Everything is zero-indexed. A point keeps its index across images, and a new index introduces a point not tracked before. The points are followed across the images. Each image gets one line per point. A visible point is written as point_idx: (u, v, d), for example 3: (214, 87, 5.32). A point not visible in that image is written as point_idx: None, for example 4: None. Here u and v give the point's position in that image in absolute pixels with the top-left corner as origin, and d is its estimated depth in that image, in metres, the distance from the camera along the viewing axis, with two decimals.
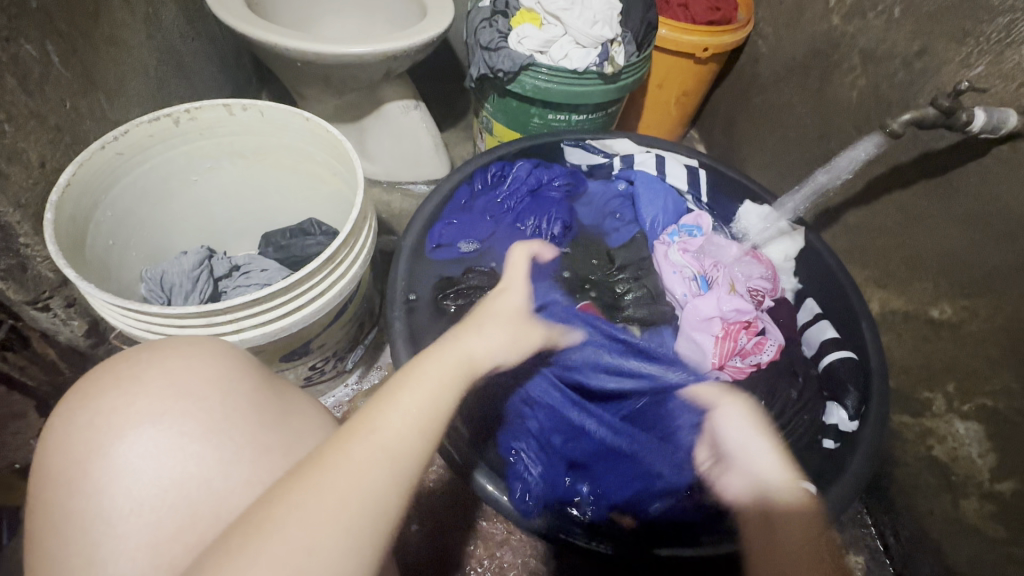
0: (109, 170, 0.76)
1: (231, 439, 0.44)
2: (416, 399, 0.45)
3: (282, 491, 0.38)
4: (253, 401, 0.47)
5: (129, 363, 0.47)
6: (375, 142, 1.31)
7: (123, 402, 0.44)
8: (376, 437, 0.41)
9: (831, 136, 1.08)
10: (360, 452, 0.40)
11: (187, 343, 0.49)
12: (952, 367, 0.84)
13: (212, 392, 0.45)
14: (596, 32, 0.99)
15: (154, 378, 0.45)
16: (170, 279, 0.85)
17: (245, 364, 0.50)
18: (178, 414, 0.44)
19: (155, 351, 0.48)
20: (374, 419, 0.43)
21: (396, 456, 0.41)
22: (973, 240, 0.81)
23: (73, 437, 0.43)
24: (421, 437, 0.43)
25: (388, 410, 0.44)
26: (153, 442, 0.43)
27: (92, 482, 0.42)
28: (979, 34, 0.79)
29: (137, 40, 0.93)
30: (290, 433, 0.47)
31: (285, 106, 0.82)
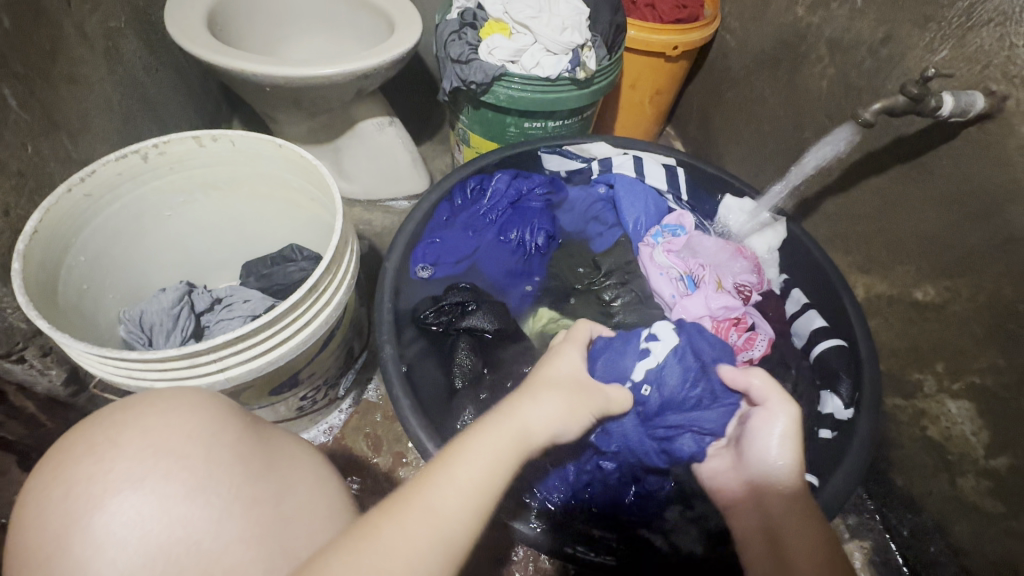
0: (77, 212, 0.73)
1: (216, 497, 0.42)
2: (469, 472, 0.46)
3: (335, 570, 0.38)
4: (237, 452, 0.45)
5: (102, 428, 0.45)
6: (352, 161, 1.30)
7: (100, 469, 0.42)
8: (429, 513, 0.42)
9: (804, 126, 1.09)
10: (415, 532, 0.41)
11: (162, 397, 0.47)
12: (940, 348, 0.85)
13: (194, 448, 0.44)
14: (566, 39, 0.98)
15: (130, 440, 0.43)
16: (149, 319, 0.83)
17: (226, 413, 0.48)
18: (159, 476, 0.42)
19: (128, 410, 0.46)
20: (428, 491, 0.44)
21: (450, 536, 0.42)
22: (949, 221, 0.83)
23: (50, 512, 0.41)
24: (470, 519, 0.43)
25: (442, 480, 0.45)
26: (134, 509, 0.41)
27: (71, 558, 0.39)
28: (941, 19, 0.80)
29: (99, 75, 0.91)
30: (277, 484, 0.46)
31: (256, 134, 0.80)
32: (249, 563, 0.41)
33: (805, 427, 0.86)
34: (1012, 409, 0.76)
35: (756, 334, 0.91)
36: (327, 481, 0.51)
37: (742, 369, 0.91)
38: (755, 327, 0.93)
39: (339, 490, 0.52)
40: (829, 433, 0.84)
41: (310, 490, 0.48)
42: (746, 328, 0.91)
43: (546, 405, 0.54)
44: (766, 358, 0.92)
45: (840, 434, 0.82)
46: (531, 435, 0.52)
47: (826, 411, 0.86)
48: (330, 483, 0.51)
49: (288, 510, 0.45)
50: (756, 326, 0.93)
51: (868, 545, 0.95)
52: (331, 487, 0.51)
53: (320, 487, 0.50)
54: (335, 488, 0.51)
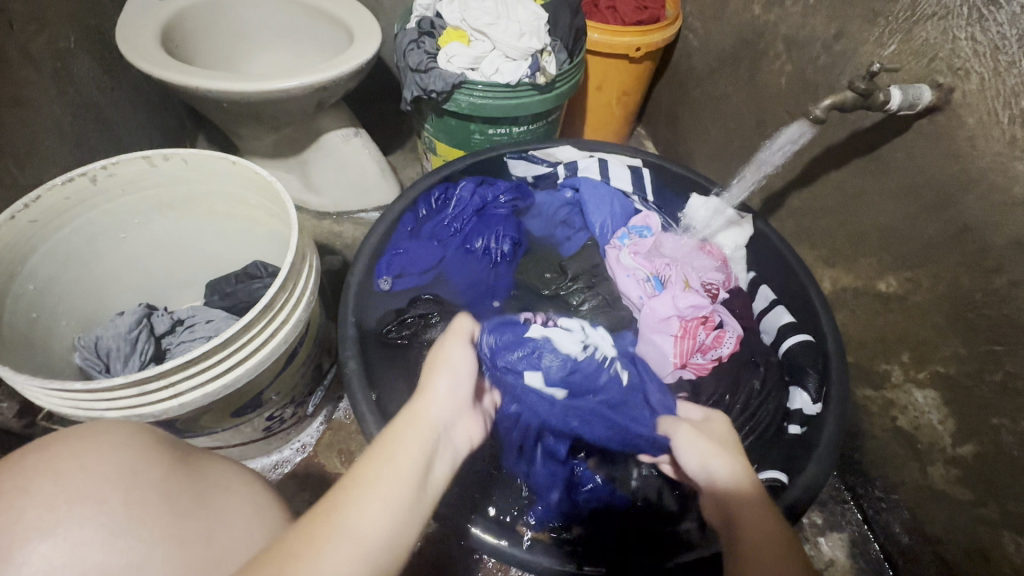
0: (21, 241, 0.72)
1: (138, 539, 0.41)
2: (381, 477, 0.45)
3: None
4: (162, 491, 0.44)
5: (16, 472, 0.43)
6: (320, 174, 1.28)
7: (8, 519, 0.40)
8: (341, 523, 0.41)
9: (767, 122, 1.10)
10: (333, 546, 0.39)
11: (85, 436, 0.46)
12: (904, 338, 0.86)
13: (112, 490, 0.43)
14: (524, 44, 0.99)
15: (44, 486, 0.42)
16: (105, 346, 0.81)
17: (153, 448, 0.47)
18: (74, 523, 0.41)
19: (45, 453, 0.44)
20: (339, 500, 0.43)
21: (371, 544, 0.41)
22: (907, 212, 0.83)
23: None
24: (389, 527, 0.42)
25: (354, 492, 0.43)
26: (48, 559, 0.39)
27: None
28: (888, 13, 0.81)
29: (47, 98, 0.89)
30: (207, 519, 0.45)
31: (208, 152, 0.79)
32: None
33: (775, 424, 0.86)
34: (975, 397, 0.77)
35: (724, 333, 0.91)
36: (268, 509, 0.50)
37: (711, 368, 0.91)
38: (723, 325, 0.93)
39: (282, 519, 0.51)
40: (798, 428, 0.83)
41: (248, 521, 0.47)
42: (714, 326, 0.91)
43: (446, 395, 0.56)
44: (736, 355, 0.92)
45: (808, 429, 0.82)
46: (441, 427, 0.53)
47: (795, 407, 0.85)
48: (272, 511, 0.50)
49: (220, 546, 0.44)
50: (724, 324, 0.94)
51: (846, 537, 0.95)
52: (273, 515, 0.50)
53: (260, 516, 0.48)
54: (277, 518, 0.50)
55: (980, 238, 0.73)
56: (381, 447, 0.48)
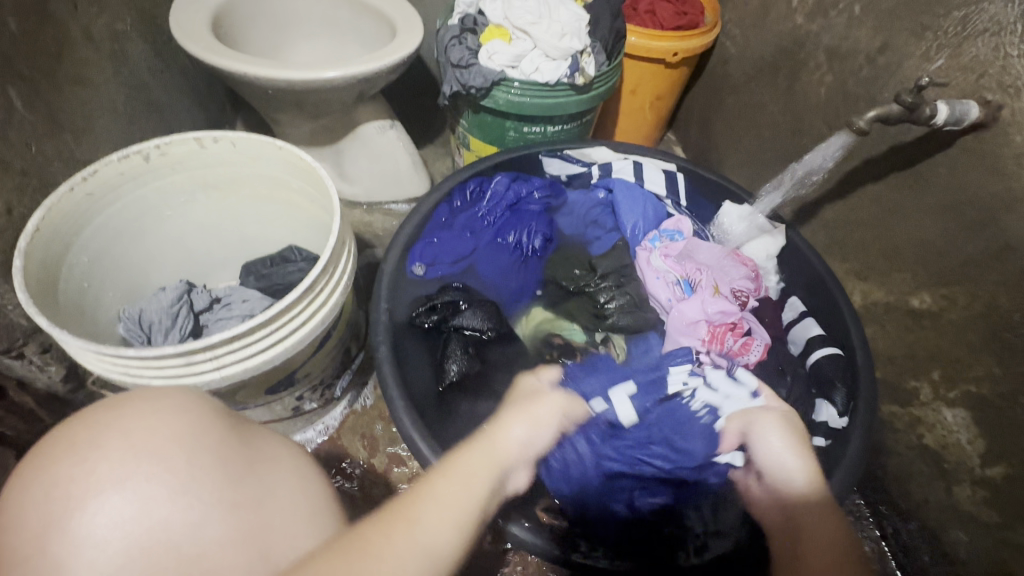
0: (78, 212, 0.75)
1: (198, 499, 0.44)
2: (456, 494, 0.48)
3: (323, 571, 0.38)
4: (219, 455, 0.47)
5: (87, 428, 0.46)
6: (353, 164, 1.31)
7: (83, 470, 0.43)
8: (416, 530, 0.43)
9: (803, 133, 1.10)
10: (405, 550, 0.41)
11: (148, 398, 0.49)
12: (936, 355, 0.85)
13: (176, 452, 0.45)
14: (565, 44, 1.00)
15: (113, 441, 0.45)
16: (148, 318, 0.84)
17: (210, 415, 0.50)
18: (141, 477, 0.44)
19: (112, 411, 0.47)
20: (416, 510, 0.44)
21: (436, 556, 0.42)
22: (946, 229, 0.83)
23: (30, 512, 0.42)
24: (454, 536, 0.44)
25: (430, 501, 0.46)
26: (115, 508, 0.42)
27: (51, 558, 0.41)
28: (937, 27, 0.80)
29: (104, 77, 0.92)
30: (257, 486, 0.47)
31: (257, 136, 0.81)
32: (228, 565, 0.42)
33: None
34: (1009, 419, 0.76)
35: (751, 340, 0.91)
36: (311, 482, 0.52)
37: None
38: (751, 333, 0.93)
39: (324, 492, 0.53)
40: (822, 441, 0.83)
41: (293, 493, 0.49)
42: (742, 333, 0.91)
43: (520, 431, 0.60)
44: (761, 364, 0.93)
45: (833, 442, 0.81)
46: (505, 459, 0.56)
47: (820, 420, 0.85)
48: (313, 484, 0.52)
49: (270, 513, 0.46)
50: (753, 332, 0.93)
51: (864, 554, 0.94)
52: (313, 487, 0.52)
53: (303, 486, 0.51)
54: (319, 490, 0.52)
55: (1022, 257, 0.73)
56: (454, 467, 0.51)
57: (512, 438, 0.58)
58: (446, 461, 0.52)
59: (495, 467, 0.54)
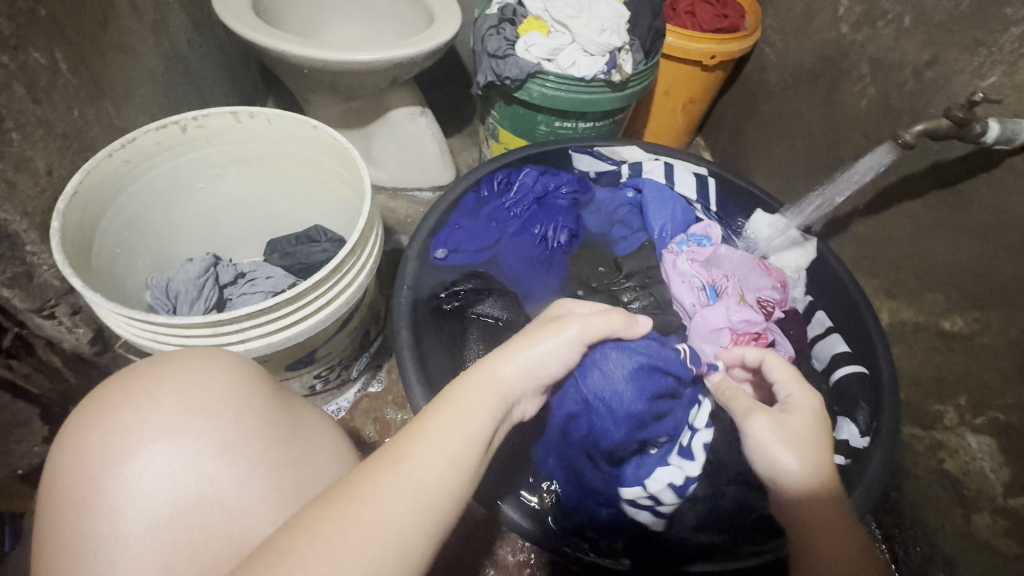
0: (115, 177, 0.76)
1: (243, 458, 0.44)
2: (451, 433, 0.44)
3: (307, 524, 0.37)
4: (264, 416, 0.47)
5: (138, 378, 0.47)
6: (381, 148, 1.31)
7: (136, 419, 0.44)
8: (405, 471, 0.41)
9: (840, 144, 1.08)
10: (394, 491, 0.39)
11: (195, 356, 0.49)
12: (964, 380, 0.83)
13: (224, 409, 0.46)
14: (604, 40, 0.98)
15: (166, 394, 0.46)
16: (175, 288, 0.84)
17: (253, 377, 0.50)
18: (193, 431, 0.44)
19: (163, 364, 0.48)
20: (406, 450, 0.42)
21: (432, 496, 0.41)
22: (985, 251, 0.81)
23: (87, 455, 0.43)
24: (454, 473, 0.43)
25: (420, 441, 0.43)
26: (166, 460, 0.43)
27: (105, 502, 0.42)
28: (992, 44, 0.78)
29: (145, 46, 0.93)
30: (298, 451, 0.47)
31: (293, 114, 0.81)
32: (271, 526, 0.43)
33: None
34: None
35: (775, 351, 0.90)
36: (346, 453, 0.53)
37: None
38: (775, 344, 0.93)
39: (356, 465, 0.53)
40: (843, 459, 0.81)
41: (329, 460, 0.49)
42: (766, 344, 0.90)
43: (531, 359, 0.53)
44: None
45: (854, 461, 0.80)
46: (512, 393, 0.51)
47: (841, 438, 0.84)
48: (348, 454, 0.53)
49: (310, 477, 0.46)
50: (776, 343, 0.93)
51: None
52: (348, 457, 0.52)
53: (340, 456, 0.51)
54: (352, 461, 0.53)
55: None
56: (449, 403, 0.47)
57: (514, 365, 0.52)
58: (447, 393, 0.49)
59: (497, 399, 0.49)
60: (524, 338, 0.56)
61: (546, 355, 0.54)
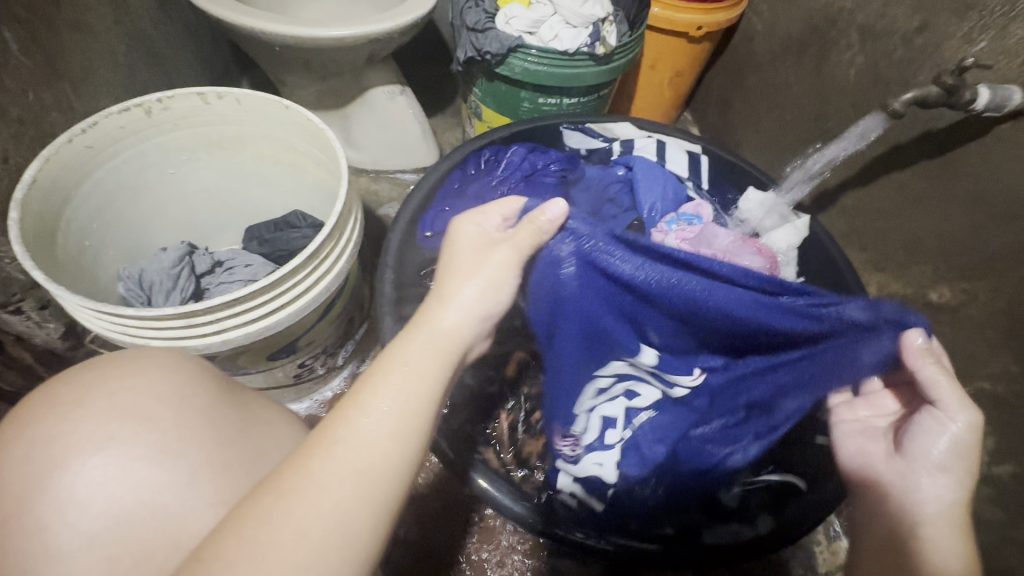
0: (77, 164, 0.72)
1: (184, 462, 0.44)
2: (389, 399, 0.43)
3: (248, 515, 0.38)
4: (208, 417, 0.46)
5: (70, 387, 0.46)
6: (361, 129, 1.27)
7: (65, 429, 0.43)
8: (341, 449, 0.40)
9: (829, 116, 1.06)
10: (327, 468, 0.39)
11: (135, 357, 0.48)
12: (951, 351, 0.83)
13: (162, 413, 0.45)
14: (587, 11, 0.96)
15: (96, 402, 0.44)
16: (149, 278, 0.82)
17: (200, 375, 0.48)
18: (124, 440, 0.43)
19: (97, 369, 0.47)
20: (342, 429, 0.41)
21: (400, 427, 0.42)
22: (973, 221, 0.80)
23: (15, 471, 0.43)
24: (397, 443, 0.42)
25: (356, 415, 0.42)
26: (98, 472, 0.42)
27: (36, 518, 0.41)
28: (982, 7, 0.76)
29: (105, 25, 0.88)
30: (251, 448, 0.46)
31: (263, 93, 0.78)
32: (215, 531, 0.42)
33: None
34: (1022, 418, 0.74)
35: None
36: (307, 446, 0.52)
37: None
38: None
39: None
40: None
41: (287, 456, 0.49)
42: None
43: (471, 297, 0.51)
44: None
45: None
46: (452, 336, 0.49)
47: None
48: None
49: (262, 476, 0.46)
50: None
51: None
52: None
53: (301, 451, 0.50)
54: None
55: None
56: (387, 365, 0.45)
57: (464, 309, 0.50)
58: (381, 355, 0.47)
59: (442, 351, 0.47)
60: (462, 267, 0.53)
61: (492, 293, 0.52)
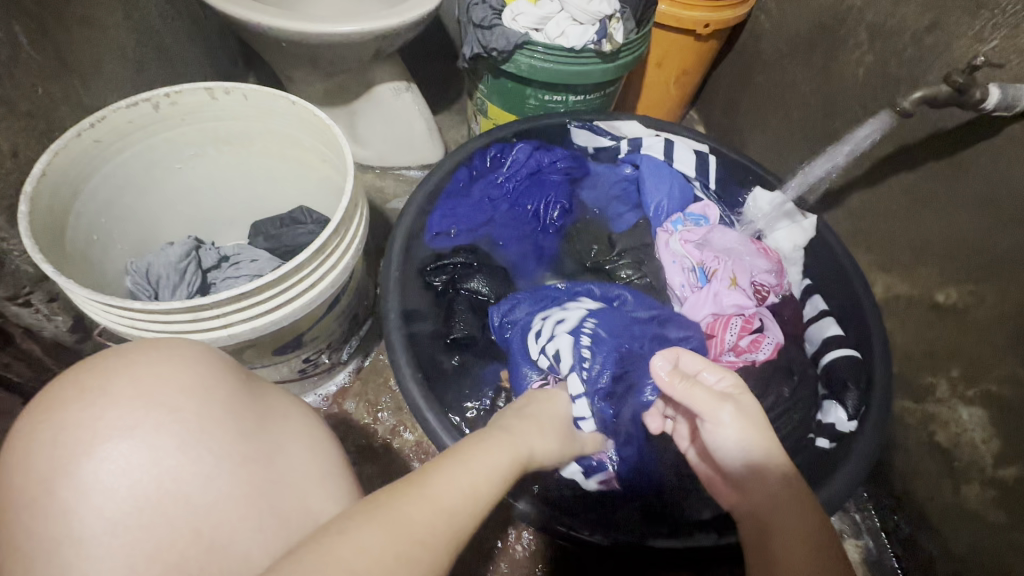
0: (86, 158, 0.73)
1: (208, 451, 0.44)
2: (471, 464, 0.48)
3: (347, 519, 0.39)
4: (231, 409, 0.47)
5: (95, 372, 0.46)
6: (366, 126, 1.27)
7: (90, 416, 0.43)
8: (430, 487, 0.43)
9: (836, 115, 1.05)
10: (417, 497, 0.42)
11: (165, 347, 0.49)
12: (957, 352, 0.82)
13: (188, 402, 0.45)
14: (594, 8, 0.95)
15: (122, 389, 0.45)
16: (156, 272, 0.83)
17: (221, 369, 0.49)
18: (151, 427, 0.44)
19: (122, 357, 0.47)
20: (433, 473, 0.45)
21: (458, 523, 0.42)
22: (981, 222, 0.79)
23: (37, 455, 0.42)
24: (474, 498, 0.45)
25: (446, 467, 0.46)
26: (124, 457, 0.42)
27: (58, 503, 0.41)
28: (994, 6, 0.76)
29: (114, 20, 0.89)
30: (270, 442, 0.47)
31: (270, 90, 0.78)
32: (238, 518, 0.42)
33: (802, 432, 0.84)
34: None
35: (762, 338, 0.88)
36: (320, 442, 0.53)
37: (742, 370, 0.88)
38: (764, 330, 0.90)
39: (335, 456, 0.53)
40: (827, 442, 0.81)
41: (304, 452, 0.50)
42: (751, 331, 0.89)
43: (546, 435, 0.62)
44: (772, 360, 0.89)
45: (838, 445, 0.80)
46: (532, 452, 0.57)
47: (827, 422, 0.82)
48: (324, 446, 0.52)
49: (281, 470, 0.46)
50: (766, 329, 0.90)
51: (862, 546, 0.92)
52: (325, 449, 0.52)
53: (315, 447, 0.51)
54: (329, 450, 0.53)
55: None
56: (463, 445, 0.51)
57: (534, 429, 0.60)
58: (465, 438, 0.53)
59: (516, 445, 0.55)
60: (541, 406, 0.68)
61: (546, 421, 0.64)
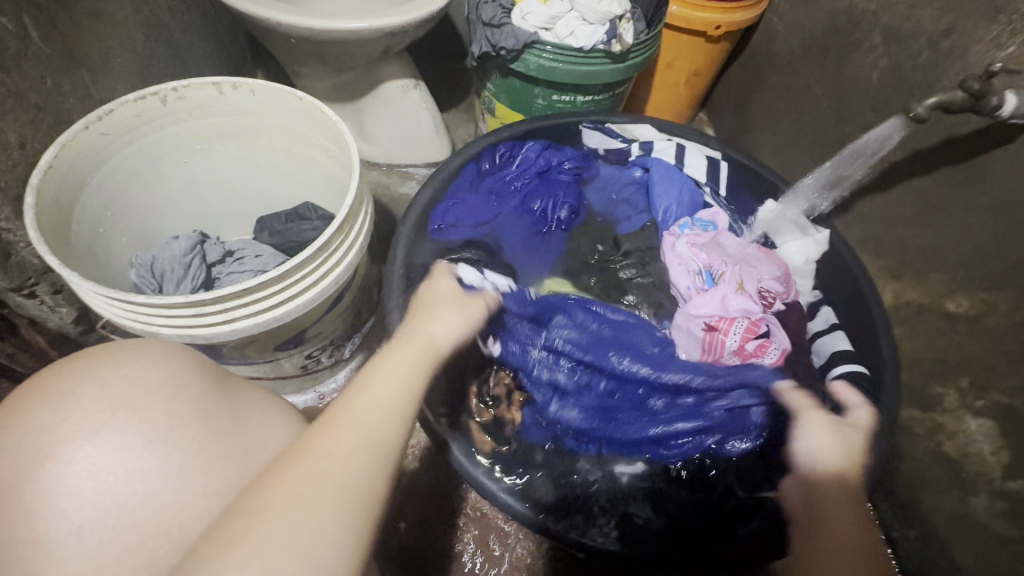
0: (93, 152, 0.73)
1: (177, 450, 0.44)
2: (389, 389, 0.49)
3: (274, 481, 0.39)
4: (199, 407, 0.46)
5: (61, 376, 0.46)
6: (374, 122, 1.27)
7: (55, 419, 0.43)
8: (354, 423, 0.44)
9: (849, 119, 1.04)
10: (346, 440, 0.43)
11: (132, 347, 0.48)
12: (966, 362, 0.81)
13: (154, 401, 0.45)
14: (604, 7, 0.93)
15: (87, 390, 0.45)
16: (160, 266, 0.82)
17: (192, 367, 0.49)
18: (116, 428, 0.43)
19: (88, 359, 0.47)
20: (355, 409, 0.45)
21: (384, 444, 0.44)
22: (995, 230, 0.78)
23: (6, 458, 0.42)
24: (398, 424, 0.46)
25: (365, 398, 0.47)
26: (90, 459, 0.42)
27: (23, 506, 0.41)
28: (1013, 10, 0.74)
29: (123, 14, 0.89)
30: (246, 438, 0.47)
31: (277, 85, 0.78)
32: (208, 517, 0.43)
33: None
34: None
35: (768, 344, 0.86)
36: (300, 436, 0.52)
37: None
38: (770, 335, 0.89)
39: None
40: None
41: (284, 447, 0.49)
42: (756, 336, 0.87)
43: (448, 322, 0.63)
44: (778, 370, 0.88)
45: None
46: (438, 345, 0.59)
47: None
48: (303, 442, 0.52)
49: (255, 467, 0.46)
50: (771, 335, 0.89)
51: None
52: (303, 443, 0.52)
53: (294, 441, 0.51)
54: None
55: None
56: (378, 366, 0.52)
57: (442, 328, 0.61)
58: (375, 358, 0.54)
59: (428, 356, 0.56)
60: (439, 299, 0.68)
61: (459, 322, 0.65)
